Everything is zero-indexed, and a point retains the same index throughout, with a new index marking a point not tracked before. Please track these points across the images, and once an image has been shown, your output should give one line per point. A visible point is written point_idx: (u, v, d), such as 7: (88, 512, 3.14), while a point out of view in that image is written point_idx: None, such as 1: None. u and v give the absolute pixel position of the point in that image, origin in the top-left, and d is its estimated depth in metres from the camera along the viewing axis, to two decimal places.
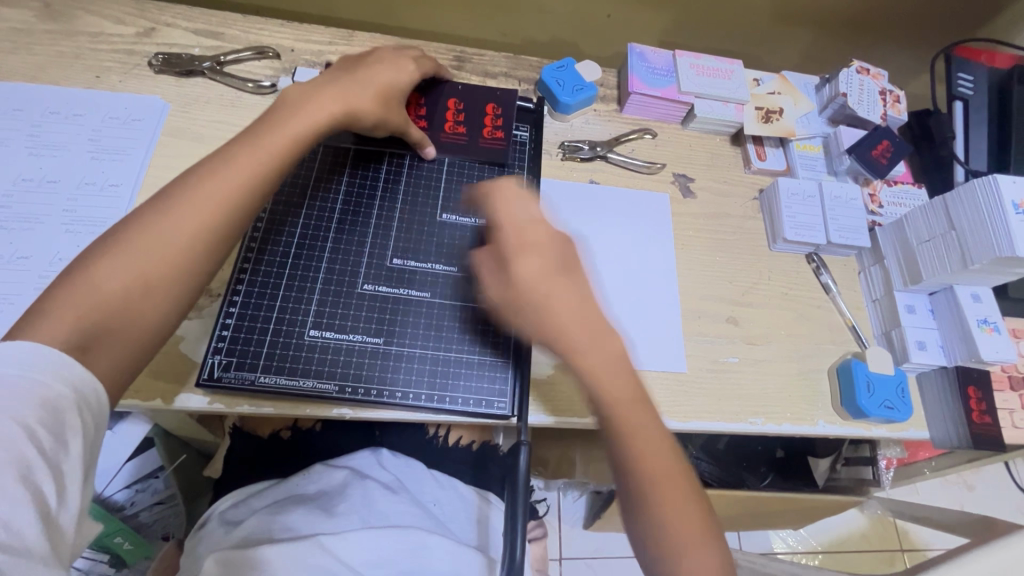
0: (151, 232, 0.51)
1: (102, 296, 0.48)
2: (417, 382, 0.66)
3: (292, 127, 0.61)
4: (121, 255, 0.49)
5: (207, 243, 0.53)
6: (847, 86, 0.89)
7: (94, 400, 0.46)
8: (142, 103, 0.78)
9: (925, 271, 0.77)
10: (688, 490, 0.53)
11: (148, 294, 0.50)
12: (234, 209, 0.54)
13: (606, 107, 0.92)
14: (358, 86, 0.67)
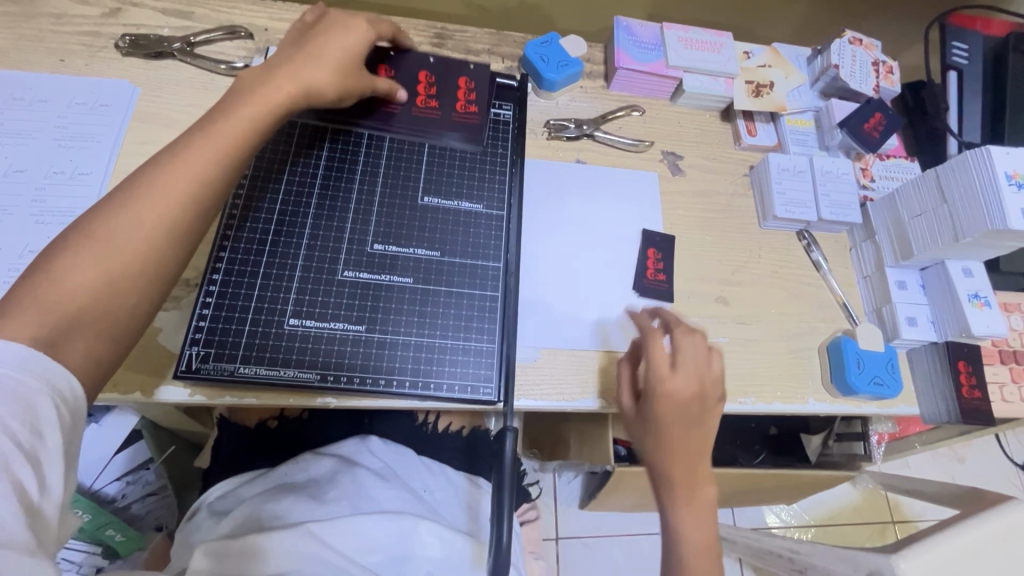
0: (122, 218, 0.49)
1: (63, 296, 0.45)
2: (402, 369, 0.65)
3: (251, 110, 0.57)
4: (88, 249, 0.47)
5: (170, 235, 0.51)
6: (839, 57, 0.87)
7: (72, 401, 0.44)
8: (110, 87, 0.75)
9: (917, 245, 0.76)
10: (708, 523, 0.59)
11: (124, 283, 0.48)
12: (196, 196, 0.52)
13: (593, 84, 0.90)
14: (311, 57, 0.62)
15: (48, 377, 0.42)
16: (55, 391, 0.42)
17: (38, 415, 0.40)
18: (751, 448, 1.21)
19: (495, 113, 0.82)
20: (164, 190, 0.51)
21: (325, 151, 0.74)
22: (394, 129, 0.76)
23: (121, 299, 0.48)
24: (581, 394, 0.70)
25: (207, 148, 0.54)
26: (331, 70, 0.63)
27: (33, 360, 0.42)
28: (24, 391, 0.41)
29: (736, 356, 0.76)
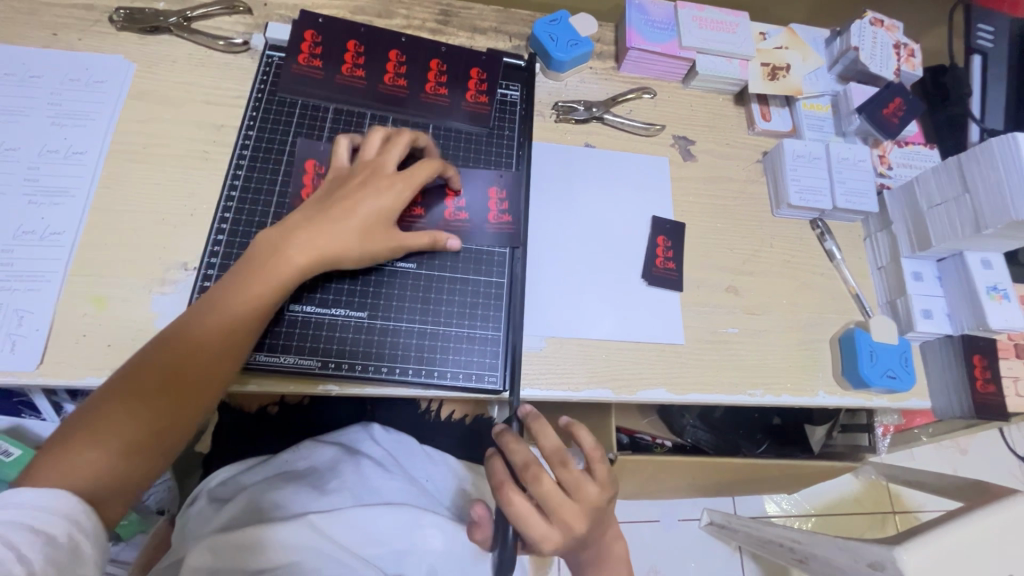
0: (172, 346, 0.54)
1: (105, 445, 0.49)
2: (405, 356, 0.64)
3: (279, 259, 0.57)
4: (119, 405, 0.51)
5: (199, 391, 0.54)
6: (859, 39, 0.84)
7: (100, 531, 0.48)
8: (104, 63, 0.72)
9: (935, 235, 0.74)
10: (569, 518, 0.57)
11: (160, 430, 0.52)
12: (227, 351, 0.55)
13: (603, 64, 0.87)
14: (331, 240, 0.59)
15: (80, 514, 0.46)
16: (86, 522, 0.46)
17: (68, 548, 0.44)
18: (753, 437, 1.19)
19: (502, 95, 0.79)
20: (214, 321, 0.55)
21: (326, 133, 0.72)
22: (398, 110, 0.74)
23: (160, 431, 0.52)
24: (587, 383, 0.69)
25: (267, 274, 0.57)
26: (398, 192, 0.62)
27: (69, 497, 0.46)
28: (56, 524, 0.44)
29: (746, 347, 0.74)
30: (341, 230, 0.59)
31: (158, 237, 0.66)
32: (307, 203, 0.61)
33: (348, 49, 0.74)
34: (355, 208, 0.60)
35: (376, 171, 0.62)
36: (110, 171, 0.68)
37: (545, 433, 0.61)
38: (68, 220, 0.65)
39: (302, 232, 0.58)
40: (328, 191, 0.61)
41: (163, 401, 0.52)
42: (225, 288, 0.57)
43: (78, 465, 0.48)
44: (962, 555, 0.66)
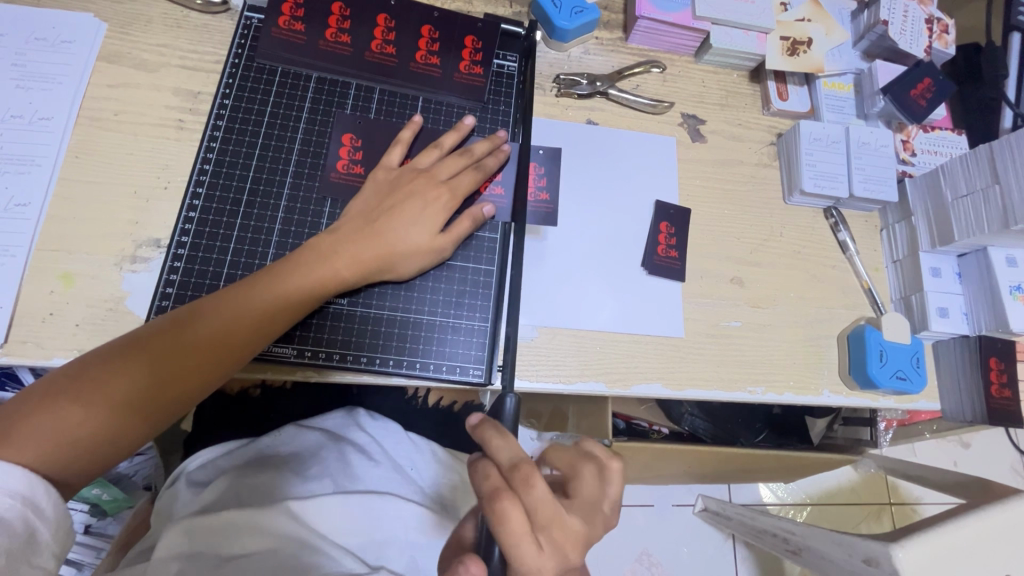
0: (188, 322, 0.52)
1: (96, 401, 0.48)
2: (386, 346, 0.61)
3: (328, 261, 0.57)
4: (123, 367, 0.50)
5: (205, 363, 0.52)
6: (889, 12, 0.77)
7: (60, 511, 0.46)
8: (73, 21, 0.67)
9: (958, 229, 0.69)
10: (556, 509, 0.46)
11: (153, 398, 0.51)
12: (246, 330, 0.54)
13: (610, 35, 0.81)
14: (382, 248, 0.59)
15: (38, 496, 0.45)
16: (41, 502, 0.45)
17: (24, 535, 0.43)
18: (752, 426, 1.16)
19: (499, 65, 0.74)
20: (236, 311, 0.54)
21: (307, 104, 0.67)
22: (386, 80, 0.69)
23: (150, 406, 0.51)
24: (580, 375, 0.65)
25: (306, 279, 0.56)
26: (445, 207, 0.62)
27: (29, 476, 0.44)
28: (10, 505, 0.43)
29: (748, 342, 0.71)
30: (392, 242, 0.59)
31: (128, 210, 0.62)
32: (360, 203, 0.61)
33: (333, 13, 0.68)
34: (408, 219, 0.60)
35: (426, 180, 0.62)
36: (78, 139, 0.64)
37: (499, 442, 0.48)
38: (33, 190, 0.61)
39: (351, 242, 0.58)
40: (379, 193, 0.61)
41: (163, 377, 0.51)
42: (262, 276, 0.55)
43: (54, 427, 0.46)
44: (965, 565, 0.63)
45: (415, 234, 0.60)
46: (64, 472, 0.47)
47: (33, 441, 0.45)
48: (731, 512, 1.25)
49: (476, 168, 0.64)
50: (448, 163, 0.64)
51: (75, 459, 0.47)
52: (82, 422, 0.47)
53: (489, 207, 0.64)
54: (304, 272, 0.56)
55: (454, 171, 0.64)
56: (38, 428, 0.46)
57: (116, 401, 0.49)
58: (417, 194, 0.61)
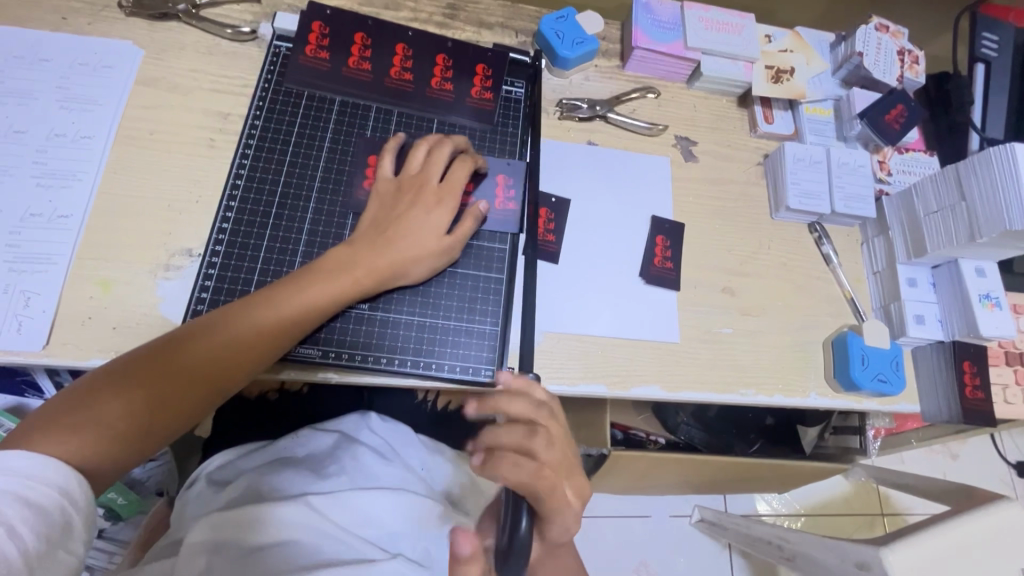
0: (211, 329, 0.56)
1: (124, 401, 0.52)
2: (404, 347, 0.65)
3: (341, 269, 0.61)
4: (151, 370, 0.53)
5: (225, 367, 0.56)
6: (864, 45, 0.84)
7: (89, 503, 0.49)
8: (113, 48, 0.73)
9: (930, 242, 0.75)
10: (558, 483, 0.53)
11: (177, 399, 0.55)
12: (263, 337, 0.58)
13: (608, 63, 0.87)
14: (391, 252, 0.63)
15: (73, 487, 0.48)
16: (78, 495, 0.48)
17: (62, 523, 0.46)
18: (746, 437, 1.20)
19: (507, 91, 0.80)
20: (256, 318, 0.58)
21: (331, 125, 0.73)
22: (404, 104, 0.74)
23: (175, 404, 0.55)
24: (583, 378, 0.70)
25: (321, 286, 0.60)
26: (450, 208, 0.67)
27: (64, 469, 0.48)
28: (51, 496, 0.46)
29: (739, 348, 0.75)
30: (404, 246, 0.64)
31: (163, 222, 0.67)
32: (374, 213, 0.66)
33: (355, 42, 0.74)
34: (415, 225, 0.65)
35: (430, 188, 0.67)
36: (116, 155, 0.69)
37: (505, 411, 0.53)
38: (74, 203, 0.65)
39: (363, 252, 0.63)
40: (389, 201, 0.66)
41: (186, 378, 0.55)
42: (280, 286, 0.60)
43: (86, 426, 0.50)
44: (945, 557, 0.67)
45: (425, 236, 0.65)
46: (95, 467, 0.50)
47: (69, 438, 0.49)
48: (726, 520, 1.28)
49: (477, 173, 0.70)
50: (451, 172, 0.69)
51: (106, 456, 0.51)
52: (114, 420, 0.51)
53: (486, 204, 0.69)
54: (316, 280, 0.60)
55: (454, 173, 0.69)
56: (73, 426, 0.50)
57: (144, 401, 0.53)
58: (421, 203, 0.66)
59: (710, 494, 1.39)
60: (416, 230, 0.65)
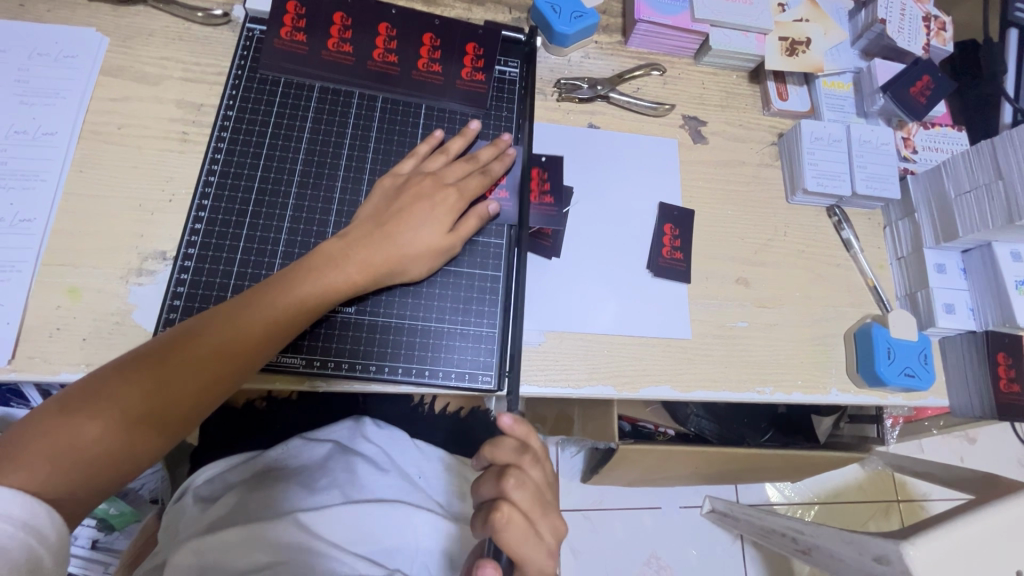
0: (200, 333, 0.52)
1: (109, 414, 0.47)
2: (395, 354, 0.61)
3: (337, 267, 0.57)
4: (137, 380, 0.48)
5: (218, 373, 0.52)
6: (887, 11, 0.78)
7: (63, 538, 0.45)
8: (76, 36, 0.68)
9: (961, 225, 0.69)
10: (535, 527, 0.48)
11: (167, 409, 0.50)
12: (259, 339, 0.53)
13: (609, 39, 0.81)
14: (390, 250, 0.59)
15: (42, 524, 0.43)
16: (47, 530, 0.44)
17: (26, 566, 0.42)
18: (759, 427, 1.16)
19: (501, 71, 0.74)
20: (246, 321, 0.53)
21: (311, 114, 0.67)
22: (389, 89, 0.69)
23: (159, 420, 0.49)
24: (589, 380, 0.65)
25: (316, 285, 0.56)
26: (453, 208, 0.62)
27: (30, 503, 0.43)
28: (11, 536, 0.41)
29: (755, 342, 0.71)
30: (400, 247, 0.59)
31: (134, 224, 0.62)
32: (368, 208, 0.61)
33: (334, 23, 0.69)
34: (415, 222, 0.60)
35: (433, 182, 0.63)
36: (82, 153, 0.64)
37: (496, 451, 0.50)
38: (38, 205, 0.61)
39: (359, 248, 0.58)
40: (387, 199, 0.62)
41: (170, 389, 0.50)
42: (272, 285, 0.55)
43: (60, 448, 0.45)
44: (977, 565, 0.62)
45: (425, 235, 0.60)
46: (72, 491, 0.46)
47: (39, 463, 0.44)
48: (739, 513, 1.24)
49: (483, 172, 0.65)
50: (453, 168, 0.64)
51: (85, 478, 0.46)
52: (90, 440, 0.46)
53: (494, 205, 0.64)
54: (309, 280, 0.56)
55: (460, 174, 0.64)
56: (44, 450, 0.45)
57: (125, 417, 0.48)
58: (421, 199, 0.61)
59: (721, 485, 1.35)
60: (416, 227, 0.60)
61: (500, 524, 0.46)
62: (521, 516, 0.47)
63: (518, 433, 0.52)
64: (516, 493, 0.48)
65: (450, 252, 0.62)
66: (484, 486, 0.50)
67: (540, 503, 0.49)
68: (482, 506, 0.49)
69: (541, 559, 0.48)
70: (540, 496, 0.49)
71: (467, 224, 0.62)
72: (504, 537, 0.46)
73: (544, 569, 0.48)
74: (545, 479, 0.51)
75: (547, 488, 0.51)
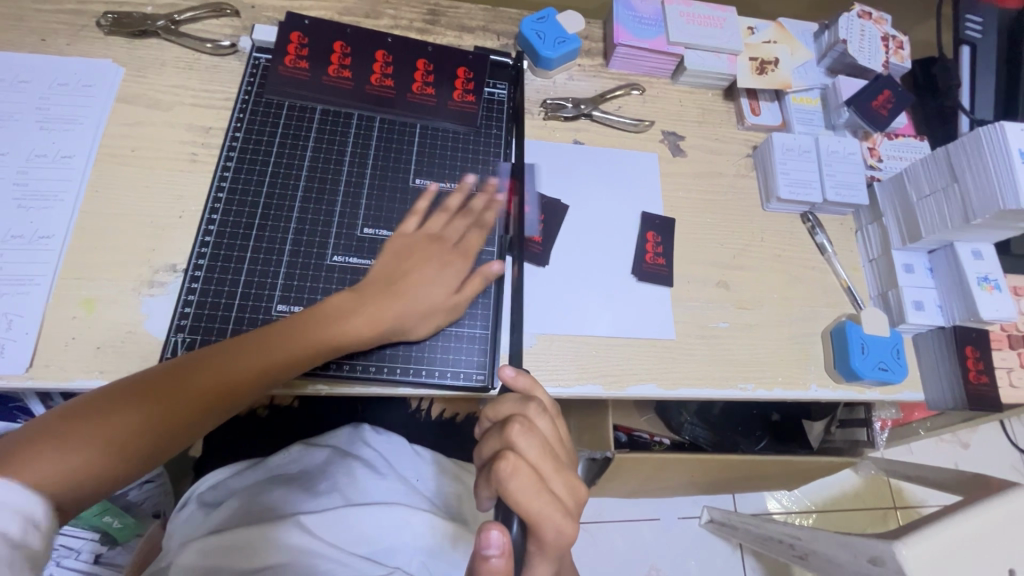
0: (209, 363, 0.54)
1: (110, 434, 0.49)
2: (391, 354, 0.64)
3: (350, 316, 0.59)
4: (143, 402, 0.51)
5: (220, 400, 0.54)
6: (847, 32, 0.84)
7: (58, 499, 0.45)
8: (93, 67, 0.73)
9: (925, 227, 0.74)
10: (545, 477, 0.48)
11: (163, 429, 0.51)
12: (265, 377, 0.56)
13: (591, 61, 0.87)
14: (398, 304, 0.61)
15: (43, 483, 0.43)
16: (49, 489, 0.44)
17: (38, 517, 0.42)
18: (753, 435, 1.19)
19: (489, 93, 0.80)
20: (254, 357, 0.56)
21: (313, 134, 0.72)
22: (385, 110, 0.74)
23: (155, 439, 0.51)
24: (578, 379, 0.69)
25: (322, 334, 0.58)
26: (459, 268, 0.66)
27: (34, 464, 0.43)
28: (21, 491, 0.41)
29: (736, 342, 0.74)
30: (410, 302, 0.62)
31: (146, 240, 0.66)
32: (378, 263, 0.64)
33: (334, 50, 0.74)
34: (424, 279, 0.63)
35: (440, 244, 0.66)
36: (98, 173, 0.68)
37: (498, 406, 0.53)
38: (56, 223, 0.65)
39: (368, 305, 0.60)
40: (397, 257, 0.64)
41: (176, 408, 0.52)
42: (282, 327, 0.58)
43: (56, 459, 0.46)
44: (964, 557, 0.64)
45: (435, 291, 0.63)
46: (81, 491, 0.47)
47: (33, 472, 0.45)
48: (735, 519, 1.26)
49: (480, 227, 0.70)
50: (455, 224, 0.68)
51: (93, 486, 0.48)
52: (91, 454, 0.47)
53: (497, 263, 0.67)
54: (321, 329, 0.58)
55: (460, 232, 0.69)
56: (42, 460, 0.45)
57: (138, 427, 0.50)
58: (431, 261, 0.64)
59: (718, 494, 1.37)
60: (422, 282, 0.63)
61: (507, 471, 0.47)
62: (529, 467, 0.48)
63: (519, 395, 0.54)
64: (521, 442, 0.49)
65: (451, 312, 0.65)
66: (490, 445, 0.51)
67: (549, 454, 0.49)
68: (489, 465, 0.49)
69: (556, 516, 0.47)
70: (548, 451, 0.50)
71: (469, 285, 0.66)
72: (513, 488, 0.46)
73: (561, 529, 0.47)
74: (553, 438, 0.52)
75: (556, 447, 0.51)
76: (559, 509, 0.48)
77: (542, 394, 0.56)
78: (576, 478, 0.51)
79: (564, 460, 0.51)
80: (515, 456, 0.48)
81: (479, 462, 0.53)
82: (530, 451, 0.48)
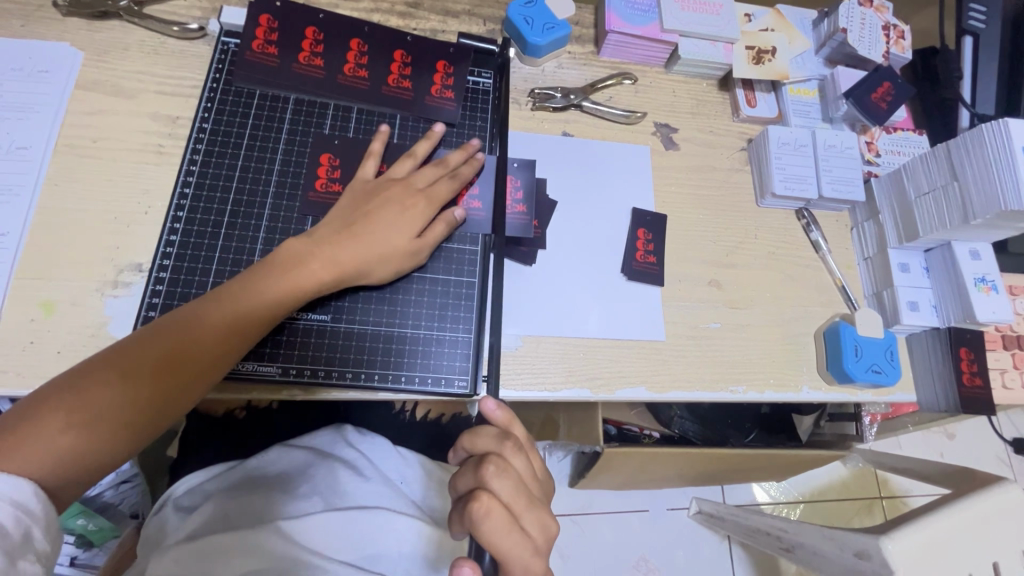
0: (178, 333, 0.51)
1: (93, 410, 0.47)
2: (369, 360, 0.61)
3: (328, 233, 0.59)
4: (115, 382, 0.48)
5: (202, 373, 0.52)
6: (847, 20, 0.81)
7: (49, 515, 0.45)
8: (50, 50, 0.68)
9: (923, 227, 0.72)
10: (518, 519, 0.47)
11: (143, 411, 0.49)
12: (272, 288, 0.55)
13: (582, 49, 0.83)
14: (359, 248, 0.59)
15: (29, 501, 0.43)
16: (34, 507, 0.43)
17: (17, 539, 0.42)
18: (742, 427, 1.18)
19: (473, 81, 0.76)
20: (212, 315, 0.53)
21: (286, 125, 0.68)
22: (362, 101, 0.70)
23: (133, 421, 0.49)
24: (565, 383, 0.66)
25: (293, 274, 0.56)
26: (421, 214, 0.63)
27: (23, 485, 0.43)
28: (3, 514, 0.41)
29: (727, 343, 0.72)
30: (368, 254, 0.59)
31: (109, 238, 0.62)
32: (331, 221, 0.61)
33: (305, 37, 0.70)
34: (386, 222, 0.61)
35: (403, 188, 0.63)
36: (56, 166, 0.64)
37: (475, 439, 0.51)
38: (10, 219, 0.61)
39: (327, 248, 0.58)
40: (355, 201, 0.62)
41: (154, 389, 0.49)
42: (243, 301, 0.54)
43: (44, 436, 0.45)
44: (955, 562, 0.63)
45: (394, 236, 0.61)
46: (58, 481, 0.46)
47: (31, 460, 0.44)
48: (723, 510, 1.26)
49: (452, 177, 0.66)
50: (425, 171, 0.65)
51: (158, 398, 0.50)
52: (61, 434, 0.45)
53: (461, 212, 0.65)
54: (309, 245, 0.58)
55: (431, 179, 0.65)
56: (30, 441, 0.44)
57: (217, 305, 0.53)
58: (387, 208, 0.61)
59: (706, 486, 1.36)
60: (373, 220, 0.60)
61: (480, 513, 0.45)
62: (502, 510, 0.46)
63: (498, 430, 0.51)
64: (496, 483, 0.47)
65: (393, 250, 0.61)
66: (465, 481, 0.49)
67: (523, 495, 0.48)
68: (461, 502, 0.48)
69: (526, 555, 0.46)
70: (522, 489, 0.48)
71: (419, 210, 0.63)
72: (485, 531, 0.45)
73: (530, 567, 0.47)
74: (527, 475, 0.50)
75: (531, 484, 0.50)
76: (531, 550, 0.47)
77: (520, 429, 0.53)
78: (550, 513, 0.50)
79: (539, 496, 0.50)
80: (490, 498, 0.46)
81: (453, 494, 0.51)
82: (504, 494, 0.47)
